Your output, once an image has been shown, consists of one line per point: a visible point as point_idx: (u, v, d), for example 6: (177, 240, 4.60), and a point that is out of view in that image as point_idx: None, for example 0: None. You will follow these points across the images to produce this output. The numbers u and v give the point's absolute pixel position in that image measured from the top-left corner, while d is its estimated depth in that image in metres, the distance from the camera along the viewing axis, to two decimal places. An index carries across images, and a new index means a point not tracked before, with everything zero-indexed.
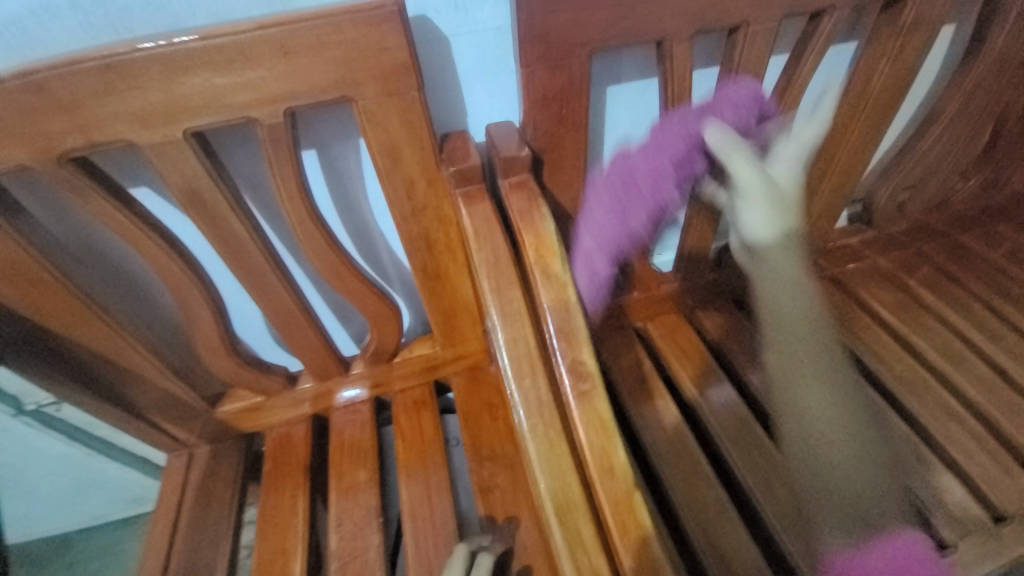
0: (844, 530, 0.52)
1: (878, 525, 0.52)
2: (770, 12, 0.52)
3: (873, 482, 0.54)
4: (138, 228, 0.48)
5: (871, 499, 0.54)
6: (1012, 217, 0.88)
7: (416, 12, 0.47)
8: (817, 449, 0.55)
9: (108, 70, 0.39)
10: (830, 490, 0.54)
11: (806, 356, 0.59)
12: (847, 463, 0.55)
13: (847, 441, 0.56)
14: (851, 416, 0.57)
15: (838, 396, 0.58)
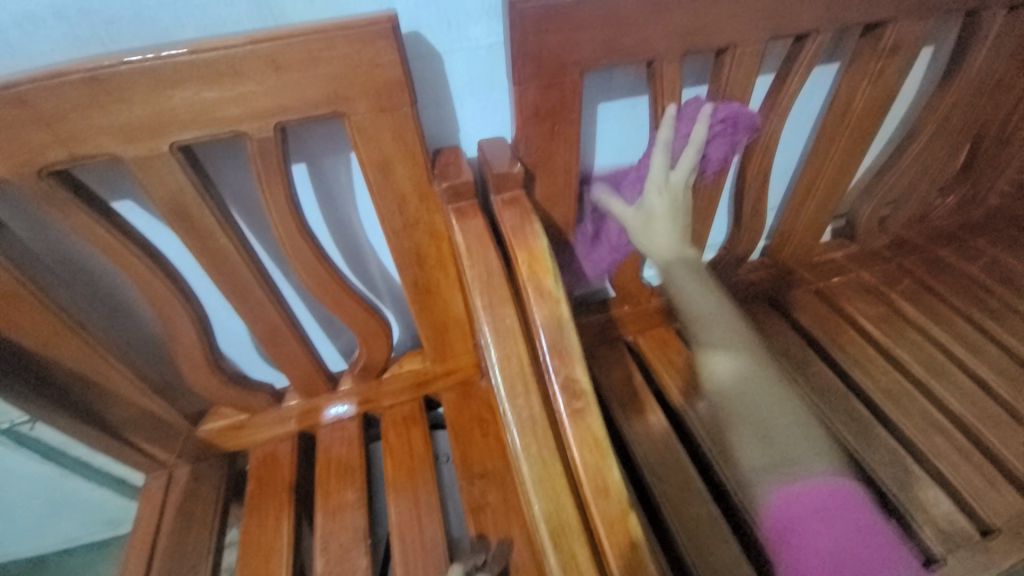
0: (776, 476, 0.55)
1: (804, 465, 0.54)
2: (757, 34, 0.53)
3: (796, 425, 0.57)
4: (119, 242, 0.46)
5: (797, 443, 0.56)
6: (988, 232, 0.91)
7: (409, 28, 0.47)
8: (740, 414, 0.58)
9: (93, 83, 0.38)
10: (761, 446, 0.56)
11: (720, 328, 0.61)
12: (770, 417, 0.57)
13: (768, 396, 0.58)
14: (765, 374, 0.59)
15: (753, 357, 0.60)
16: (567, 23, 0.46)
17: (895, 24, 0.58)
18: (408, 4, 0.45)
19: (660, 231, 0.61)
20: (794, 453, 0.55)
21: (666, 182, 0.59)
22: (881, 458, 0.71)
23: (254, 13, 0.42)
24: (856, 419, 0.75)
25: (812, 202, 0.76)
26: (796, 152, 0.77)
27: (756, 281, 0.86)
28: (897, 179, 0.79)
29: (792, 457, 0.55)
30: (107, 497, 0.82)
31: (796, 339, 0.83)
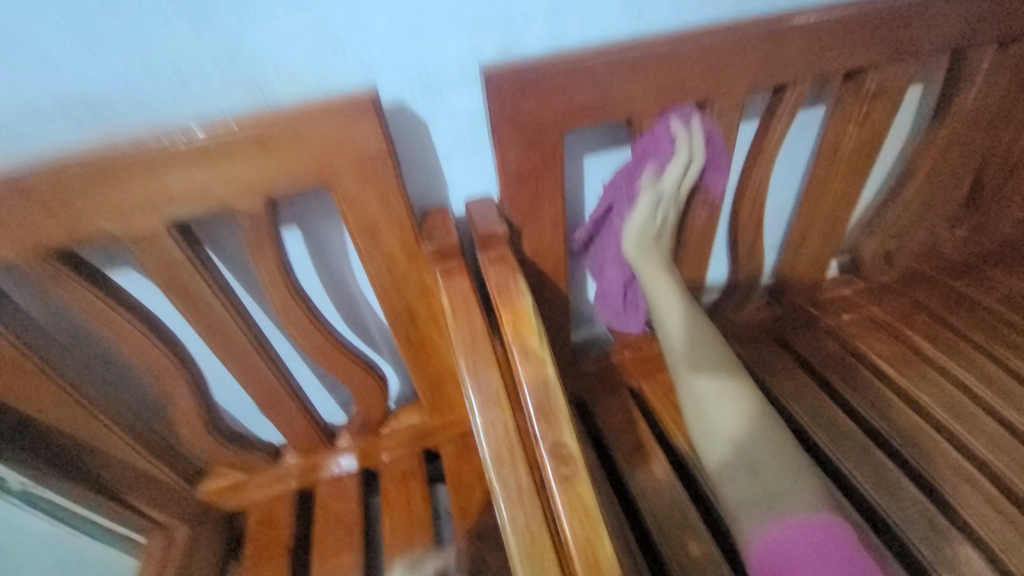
0: (764, 511, 0.55)
1: (790, 499, 0.55)
2: (734, 89, 0.54)
3: (783, 460, 0.58)
4: (117, 313, 0.48)
5: (782, 479, 0.57)
6: (1003, 262, 0.88)
7: (394, 101, 0.49)
8: (727, 448, 0.59)
9: (93, 171, 0.40)
10: (748, 480, 0.57)
11: (707, 363, 0.63)
12: (755, 450, 0.58)
13: (753, 431, 0.59)
14: (751, 408, 0.61)
15: (738, 392, 0.62)
16: (544, 89, 0.48)
17: (875, 70, 0.58)
18: (390, 79, 0.47)
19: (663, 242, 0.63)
20: (780, 488, 0.56)
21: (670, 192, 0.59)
22: (906, 512, 0.66)
23: (246, 96, 0.45)
24: (877, 469, 0.70)
25: (810, 241, 0.75)
26: (790, 192, 0.77)
27: (760, 320, 0.84)
28: (898, 215, 0.78)
29: (778, 493, 0.56)
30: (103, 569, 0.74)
31: (807, 381, 0.80)
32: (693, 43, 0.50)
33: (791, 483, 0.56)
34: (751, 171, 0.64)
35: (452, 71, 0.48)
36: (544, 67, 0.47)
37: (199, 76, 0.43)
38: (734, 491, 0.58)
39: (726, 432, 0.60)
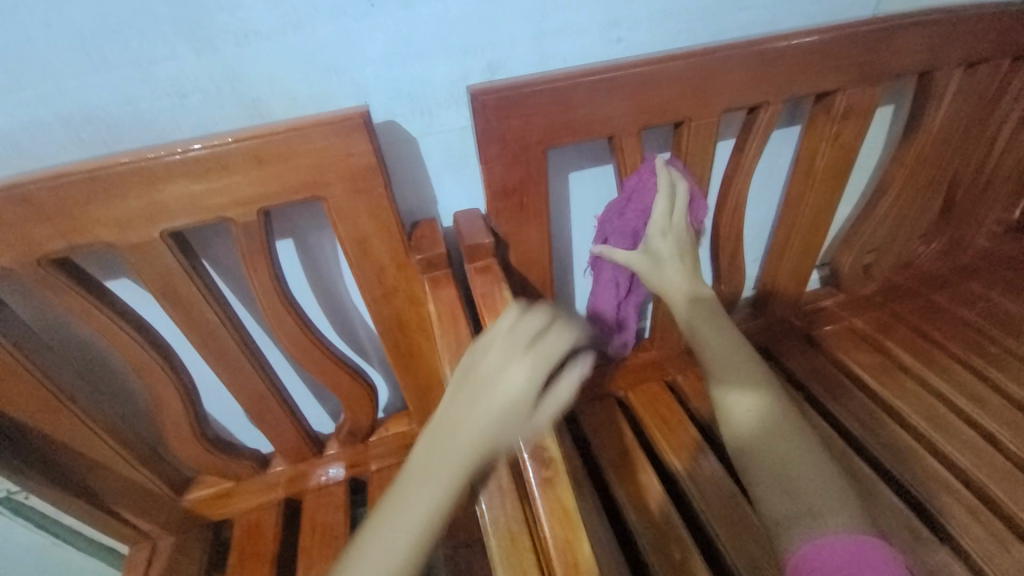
0: (799, 530, 0.48)
1: (829, 518, 0.48)
2: (710, 109, 0.56)
3: (821, 479, 0.51)
4: (111, 320, 0.49)
5: (820, 496, 0.50)
6: (979, 276, 0.91)
7: (385, 118, 0.51)
8: (762, 463, 0.54)
9: (92, 182, 0.42)
10: (781, 495, 0.51)
11: (739, 377, 0.59)
12: (790, 460, 0.53)
13: (786, 446, 0.54)
14: (785, 424, 0.56)
15: (772, 406, 0.58)
16: (528, 108, 0.50)
17: (844, 93, 0.61)
18: (382, 97, 0.50)
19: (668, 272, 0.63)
20: (818, 508, 0.49)
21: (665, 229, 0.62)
22: (887, 521, 0.67)
23: (243, 113, 0.47)
24: (859, 477, 0.71)
25: (789, 255, 0.78)
26: (770, 207, 0.80)
27: (743, 331, 0.86)
28: (873, 229, 0.80)
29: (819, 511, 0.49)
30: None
31: (789, 392, 0.82)
32: (670, 67, 0.53)
33: (831, 500, 0.50)
34: (729, 187, 0.66)
35: (440, 90, 0.51)
36: (527, 88, 0.49)
37: (198, 94, 0.45)
38: (767, 502, 0.52)
39: (757, 438, 0.56)
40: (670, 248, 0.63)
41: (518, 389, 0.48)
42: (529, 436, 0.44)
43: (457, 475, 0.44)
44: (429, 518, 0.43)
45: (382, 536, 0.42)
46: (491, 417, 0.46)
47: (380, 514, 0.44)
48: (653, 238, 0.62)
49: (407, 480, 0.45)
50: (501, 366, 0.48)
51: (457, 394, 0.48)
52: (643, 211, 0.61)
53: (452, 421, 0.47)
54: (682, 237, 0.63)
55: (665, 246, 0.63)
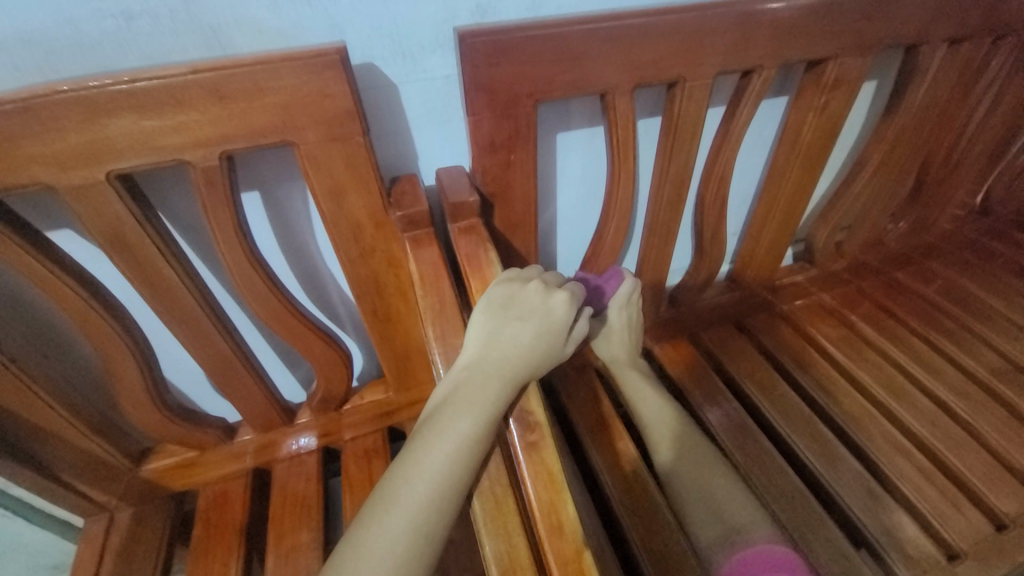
0: (726, 546, 0.56)
1: (751, 533, 0.55)
2: (705, 70, 0.55)
3: (739, 497, 0.59)
4: (53, 274, 0.44)
5: (742, 512, 0.58)
6: (940, 255, 0.94)
7: (363, 60, 0.47)
8: (692, 495, 0.61)
9: (23, 111, 0.36)
10: (710, 519, 0.59)
11: (664, 416, 0.68)
12: (712, 486, 0.61)
13: (708, 472, 0.62)
14: (705, 455, 0.64)
15: (692, 439, 0.66)
16: (518, 57, 0.47)
17: (835, 61, 0.60)
18: (360, 36, 0.45)
19: (616, 343, 0.70)
20: (741, 523, 0.57)
21: (625, 309, 0.67)
22: (847, 484, 0.71)
23: (201, 43, 0.42)
24: (821, 443, 0.75)
25: (769, 228, 0.78)
26: (752, 181, 0.80)
27: (720, 304, 0.87)
28: (849, 206, 0.82)
29: (742, 526, 0.56)
30: (36, 557, 0.69)
31: (760, 363, 0.84)
32: (667, 21, 0.50)
33: (749, 514, 0.57)
34: (717, 155, 0.65)
35: (424, 31, 0.47)
36: (518, 34, 0.46)
37: (147, 16, 0.39)
38: (704, 525, 0.59)
39: (684, 469, 0.63)
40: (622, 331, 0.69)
41: (558, 319, 0.50)
42: (517, 403, 0.45)
43: (498, 397, 0.44)
44: (473, 439, 0.42)
45: (427, 464, 0.41)
46: (532, 346, 0.48)
47: (419, 442, 0.43)
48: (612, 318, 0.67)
49: (445, 408, 0.44)
50: (542, 299, 0.49)
51: (500, 322, 0.47)
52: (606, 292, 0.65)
53: (493, 350, 0.47)
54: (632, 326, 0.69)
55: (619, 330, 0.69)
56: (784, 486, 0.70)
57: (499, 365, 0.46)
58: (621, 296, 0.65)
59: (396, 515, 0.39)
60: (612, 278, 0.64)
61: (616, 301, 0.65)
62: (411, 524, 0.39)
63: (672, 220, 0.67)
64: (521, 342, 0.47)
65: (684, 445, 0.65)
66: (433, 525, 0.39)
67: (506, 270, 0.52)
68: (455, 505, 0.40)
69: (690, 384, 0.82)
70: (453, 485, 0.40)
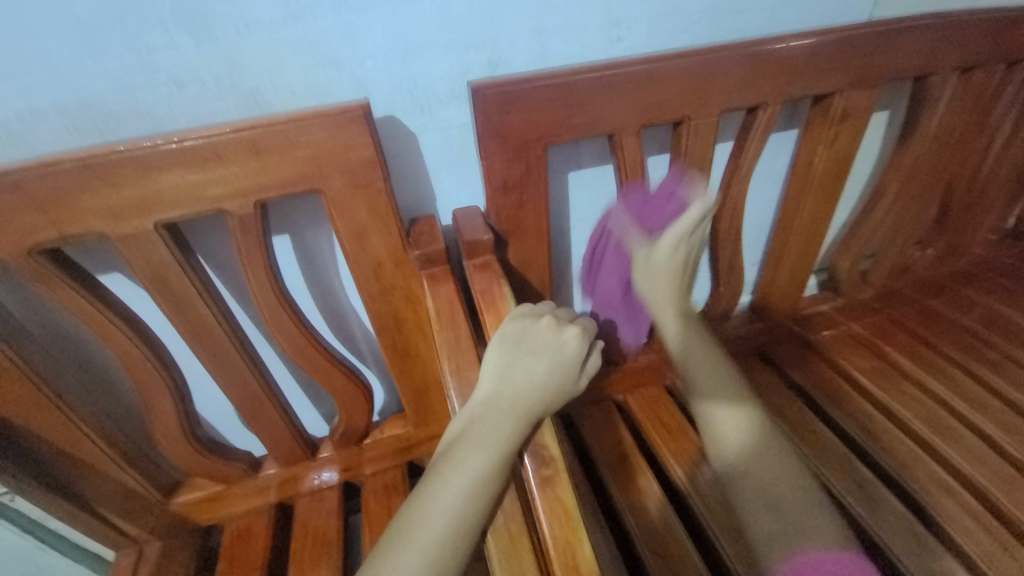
0: (784, 550, 0.53)
1: (812, 538, 0.52)
2: (710, 108, 0.57)
3: (803, 496, 0.55)
4: (101, 314, 0.48)
5: (804, 513, 0.54)
6: (975, 282, 0.91)
7: (385, 113, 0.51)
8: (751, 491, 0.57)
9: (87, 170, 0.41)
10: (768, 514, 0.55)
11: (732, 406, 0.62)
12: (772, 479, 0.56)
13: (770, 463, 0.57)
14: (774, 451, 0.58)
15: (762, 434, 0.59)
16: (527, 105, 0.50)
17: (841, 95, 0.62)
18: (382, 92, 0.49)
19: (667, 278, 0.65)
20: (803, 525, 0.53)
21: (683, 236, 0.62)
22: (890, 527, 0.66)
23: (241, 105, 0.47)
24: (858, 482, 0.71)
25: (788, 258, 0.77)
26: (768, 211, 0.80)
27: (743, 335, 0.85)
28: (871, 233, 0.80)
29: (802, 527, 0.53)
30: None
31: (789, 397, 0.82)
32: (670, 66, 0.53)
33: (812, 517, 0.54)
34: (728, 188, 0.66)
35: (441, 86, 0.51)
36: (527, 84, 0.49)
37: (196, 83, 0.44)
38: (760, 517, 0.55)
39: (742, 455, 0.59)
40: (673, 261, 0.64)
41: (570, 354, 0.51)
42: (531, 438, 0.45)
43: (511, 433, 0.44)
44: (486, 476, 0.42)
45: (441, 501, 0.42)
46: (546, 381, 0.48)
47: (434, 479, 0.44)
48: (665, 241, 0.62)
49: (460, 445, 0.44)
50: (553, 334, 0.51)
51: (512, 357, 0.48)
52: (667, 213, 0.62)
53: (506, 385, 0.47)
54: (685, 263, 0.65)
55: (669, 258, 0.63)
56: None
57: (512, 400, 0.46)
58: (683, 222, 0.61)
59: (411, 553, 0.40)
60: (670, 192, 0.61)
61: (678, 226, 0.61)
62: (425, 562, 0.39)
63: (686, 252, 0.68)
64: (534, 377, 0.48)
65: (745, 429, 0.60)
66: (446, 565, 0.39)
67: (519, 305, 0.53)
68: (468, 544, 0.40)
69: None
70: (467, 524, 0.40)
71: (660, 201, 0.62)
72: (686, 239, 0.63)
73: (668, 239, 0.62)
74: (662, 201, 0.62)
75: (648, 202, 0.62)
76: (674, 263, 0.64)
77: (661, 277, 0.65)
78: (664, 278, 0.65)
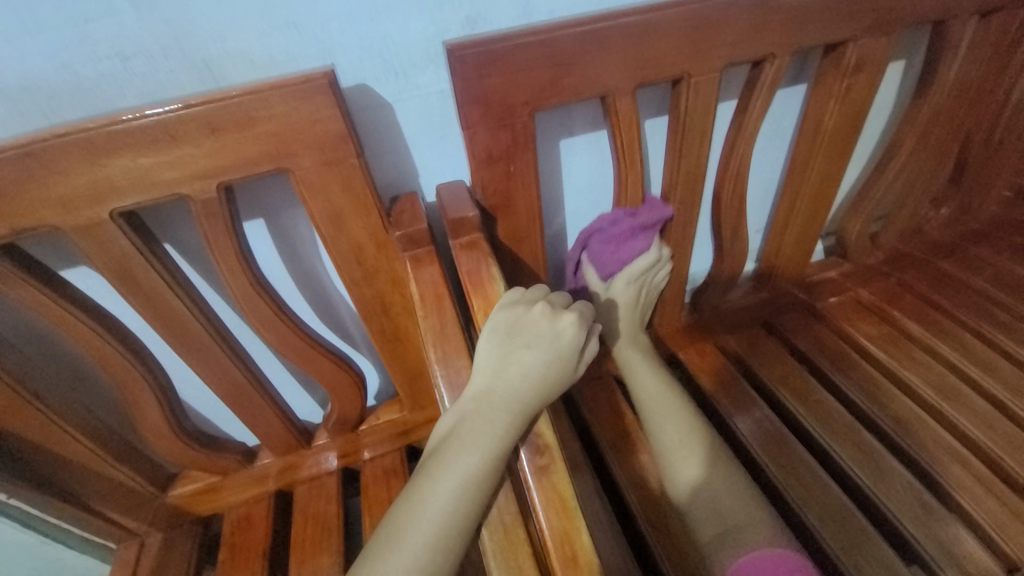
0: (726, 548, 0.53)
1: (750, 534, 0.53)
2: (711, 63, 0.52)
3: (741, 497, 0.56)
4: (68, 311, 0.46)
5: (741, 512, 0.55)
6: (991, 241, 0.86)
7: (355, 82, 0.46)
8: (695, 493, 0.58)
9: (27, 157, 0.38)
10: (710, 517, 0.56)
11: (680, 416, 0.63)
12: (712, 484, 0.58)
13: (710, 471, 0.59)
14: (717, 456, 0.60)
15: (707, 442, 0.61)
16: (511, 66, 0.46)
17: (856, 43, 0.56)
18: (350, 58, 0.45)
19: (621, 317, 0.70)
20: (741, 522, 0.54)
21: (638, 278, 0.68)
22: (896, 496, 0.65)
23: (195, 77, 0.42)
24: (865, 452, 0.69)
25: (794, 224, 0.74)
26: (773, 175, 0.76)
27: (747, 305, 0.83)
28: (882, 194, 0.76)
29: (740, 524, 0.54)
30: None
31: (795, 367, 0.79)
32: (666, 16, 0.48)
33: (747, 514, 0.54)
34: (732, 150, 0.62)
35: (415, 48, 0.46)
36: (509, 41, 0.45)
37: (142, 56, 0.40)
38: (705, 521, 0.56)
39: (685, 463, 0.60)
40: (627, 299, 0.69)
41: (567, 342, 0.48)
42: (526, 432, 0.43)
43: (504, 431, 0.42)
44: (479, 475, 0.40)
45: (433, 499, 0.40)
46: (541, 374, 0.46)
47: (425, 477, 0.42)
48: (618, 282, 0.68)
49: (451, 442, 0.42)
50: (549, 324, 0.48)
51: (506, 349, 0.46)
52: (624, 258, 0.66)
53: (498, 380, 0.45)
54: (639, 303, 0.71)
55: (624, 295, 0.69)
56: (822, 498, 0.66)
57: (505, 396, 0.44)
58: (638, 268, 0.67)
59: (402, 554, 0.38)
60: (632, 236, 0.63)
61: (634, 270, 0.67)
62: (418, 563, 0.38)
63: (686, 220, 0.64)
64: (529, 370, 0.46)
65: (687, 438, 0.61)
66: (441, 563, 0.38)
67: (510, 290, 0.50)
68: (463, 542, 0.39)
69: (720, 395, 0.77)
70: (460, 523, 0.39)
71: (620, 243, 0.64)
72: (639, 281, 0.69)
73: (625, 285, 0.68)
74: (621, 245, 0.64)
75: (611, 238, 0.63)
76: (628, 309, 0.70)
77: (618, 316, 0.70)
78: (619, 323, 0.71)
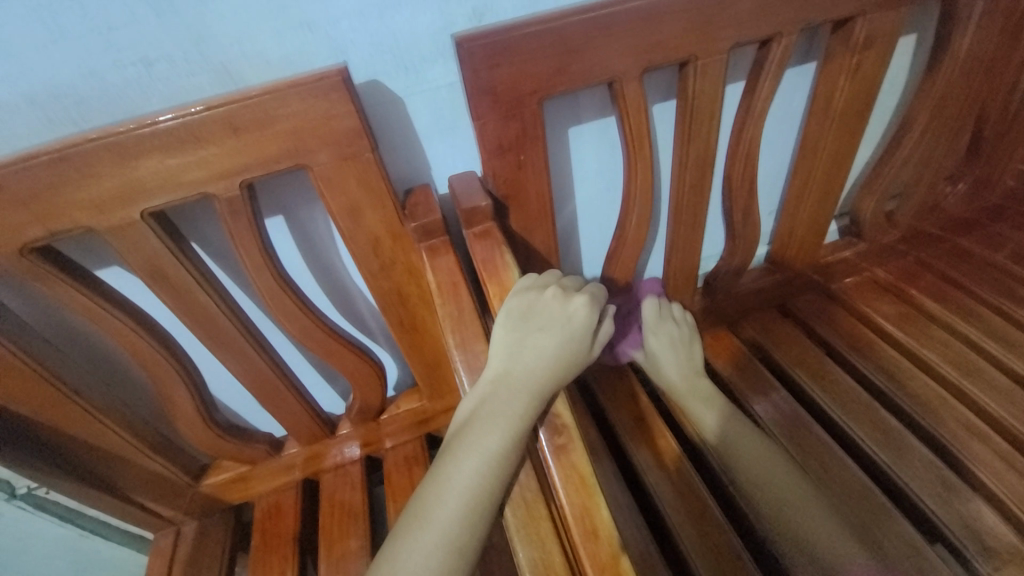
0: (806, 562, 0.56)
1: (827, 548, 0.55)
2: (718, 45, 0.52)
3: (809, 507, 0.58)
4: (104, 308, 0.48)
5: (814, 523, 0.57)
6: (1012, 216, 0.84)
7: (367, 77, 0.48)
8: (768, 505, 0.61)
9: (63, 162, 0.40)
10: (785, 529, 0.58)
11: (739, 435, 0.67)
12: (780, 497, 0.60)
13: (777, 482, 0.61)
14: (793, 492, 0.60)
15: (778, 476, 0.61)
16: (518, 55, 0.46)
17: (865, 18, 0.56)
18: (361, 54, 0.46)
19: (665, 363, 0.73)
20: (816, 536, 0.56)
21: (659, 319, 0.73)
22: (915, 473, 0.65)
23: (214, 80, 0.44)
24: (883, 429, 0.69)
25: (807, 204, 0.73)
26: (784, 155, 0.75)
27: (761, 288, 0.82)
28: (897, 170, 0.75)
29: (816, 539, 0.56)
30: (116, 568, 0.75)
31: (809, 347, 0.79)
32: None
33: (821, 526, 0.56)
34: (741, 131, 0.62)
35: (424, 42, 0.47)
36: (515, 32, 0.45)
37: (164, 60, 0.42)
38: (781, 532, 0.59)
39: (751, 475, 0.63)
40: (663, 347, 0.73)
41: (579, 324, 0.50)
42: (544, 411, 0.45)
43: (523, 412, 0.43)
44: (502, 455, 0.42)
45: (458, 481, 0.41)
46: (556, 356, 0.48)
47: (449, 460, 0.43)
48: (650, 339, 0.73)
49: (474, 424, 0.44)
50: (561, 309, 0.50)
51: (521, 334, 0.47)
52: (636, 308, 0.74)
53: (515, 364, 0.46)
54: (676, 341, 0.73)
55: (660, 345, 0.73)
56: (840, 477, 0.66)
57: (522, 379, 0.45)
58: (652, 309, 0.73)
59: (431, 531, 0.40)
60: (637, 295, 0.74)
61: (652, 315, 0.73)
62: (446, 538, 0.40)
63: (697, 204, 0.64)
64: (545, 353, 0.47)
65: (746, 452, 0.65)
66: (468, 539, 0.40)
67: (523, 276, 0.51)
68: (489, 519, 0.40)
69: (734, 377, 0.78)
70: (484, 500, 0.40)
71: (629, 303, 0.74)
72: (659, 324, 0.73)
73: (653, 337, 0.73)
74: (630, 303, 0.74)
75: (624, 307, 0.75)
76: (667, 350, 0.73)
77: (661, 360, 0.73)
78: (664, 360, 0.73)
